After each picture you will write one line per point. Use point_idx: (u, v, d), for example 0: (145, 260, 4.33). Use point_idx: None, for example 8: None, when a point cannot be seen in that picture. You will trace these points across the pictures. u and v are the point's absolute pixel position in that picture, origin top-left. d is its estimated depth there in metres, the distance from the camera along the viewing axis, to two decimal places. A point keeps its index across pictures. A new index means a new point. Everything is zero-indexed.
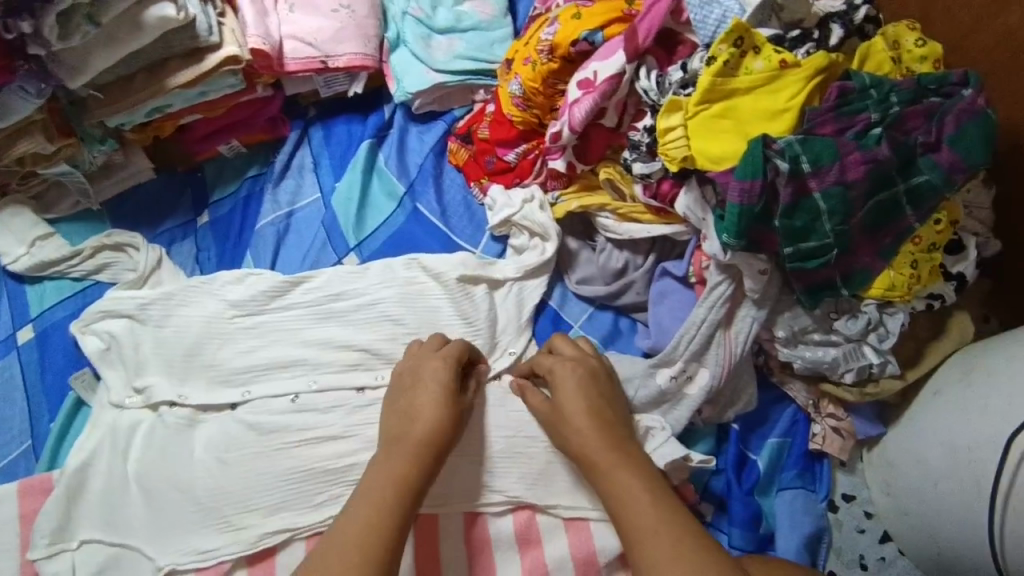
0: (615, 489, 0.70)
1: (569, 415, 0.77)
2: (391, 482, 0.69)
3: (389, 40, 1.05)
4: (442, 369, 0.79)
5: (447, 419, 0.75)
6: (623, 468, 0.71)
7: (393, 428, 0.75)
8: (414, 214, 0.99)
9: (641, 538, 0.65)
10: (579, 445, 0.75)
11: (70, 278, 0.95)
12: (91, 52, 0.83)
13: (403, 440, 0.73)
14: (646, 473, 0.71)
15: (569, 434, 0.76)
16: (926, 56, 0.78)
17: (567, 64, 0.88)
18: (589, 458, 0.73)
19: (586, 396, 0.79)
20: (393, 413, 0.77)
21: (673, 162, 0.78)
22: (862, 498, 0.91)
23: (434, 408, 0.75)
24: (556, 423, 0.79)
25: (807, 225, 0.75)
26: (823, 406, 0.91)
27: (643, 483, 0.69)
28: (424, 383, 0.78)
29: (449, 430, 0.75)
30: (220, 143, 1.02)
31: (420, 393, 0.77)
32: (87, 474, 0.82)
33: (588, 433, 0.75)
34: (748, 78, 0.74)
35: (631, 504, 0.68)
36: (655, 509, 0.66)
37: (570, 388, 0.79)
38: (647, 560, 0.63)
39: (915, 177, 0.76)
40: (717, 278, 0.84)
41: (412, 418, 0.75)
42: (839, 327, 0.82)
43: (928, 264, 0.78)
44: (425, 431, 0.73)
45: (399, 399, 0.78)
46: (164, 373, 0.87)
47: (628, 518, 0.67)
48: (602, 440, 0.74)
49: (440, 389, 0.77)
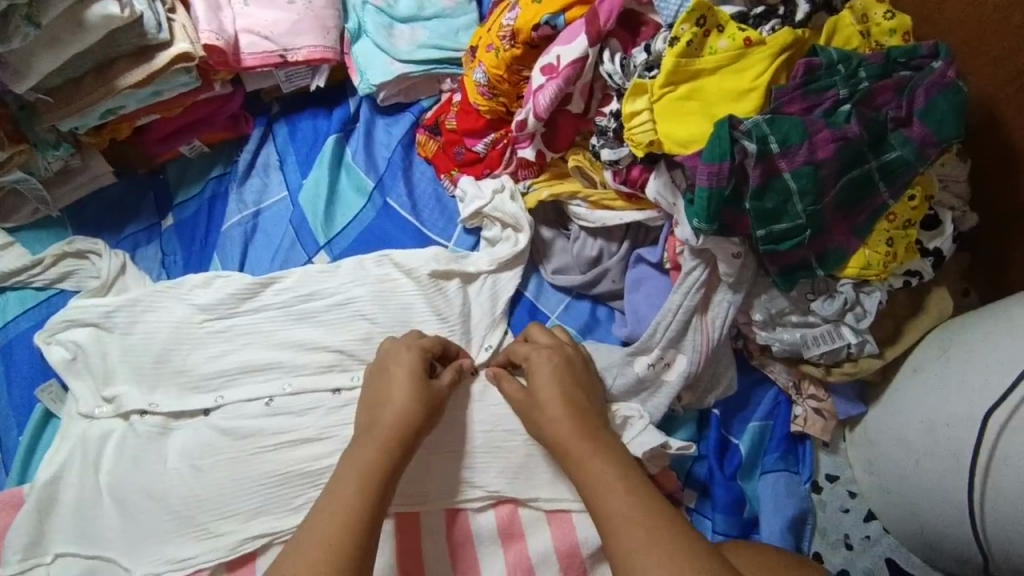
0: (589, 478, 0.69)
1: (543, 405, 0.76)
2: (363, 474, 0.67)
3: (350, 31, 1.03)
4: (408, 357, 0.78)
5: (416, 402, 0.74)
6: (597, 457, 0.70)
7: (366, 418, 0.74)
8: (385, 209, 0.97)
9: (615, 527, 0.64)
10: (554, 435, 0.74)
11: (32, 287, 0.93)
12: (35, 54, 0.81)
13: (374, 429, 0.71)
14: (621, 463, 0.70)
15: (545, 422, 0.75)
16: (894, 29, 0.77)
17: (531, 49, 0.86)
18: (564, 448, 0.72)
19: (559, 383, 0.78)
20: (364, 403, 0.76)
21: (640, 147, 0.77)
22: (845, 478, 0.91)
23: (401, 394, 0.74)
24: (531, 412, 0.78)
25: (778, 207, 0.73)
26: (804, 387, 0.90)
27: (617, 472, 0.68)
28: (394, 370, 0.77)
29: (421, 415, 0.74)
30: (181, 144, 0.99)
31: (390, 381, 0.76)
32: (58, 486, 0.79)
33: (563, 422, 0.74)
34: (713, 58, 0.72)
35: (605, 493, 0.66)
36: (629, 497, 0.65)
37: (545, 375, 0.79)
38: (622, 550, 0.62)
39: (887, 154, 0.74)
40: (692, 264, 0.83)
41: (382, 406, 0.74)
42: (816, 308, 0.81)
43: (903, 240, 0.77)
44: (393, 416, 0.72)
45: (371, 389, 0.77)
46: (133, 381, 0.84)
47: (602, 507, 0.66)
48: (576, 430, 0.73)
49: (409, 376, 0.76)
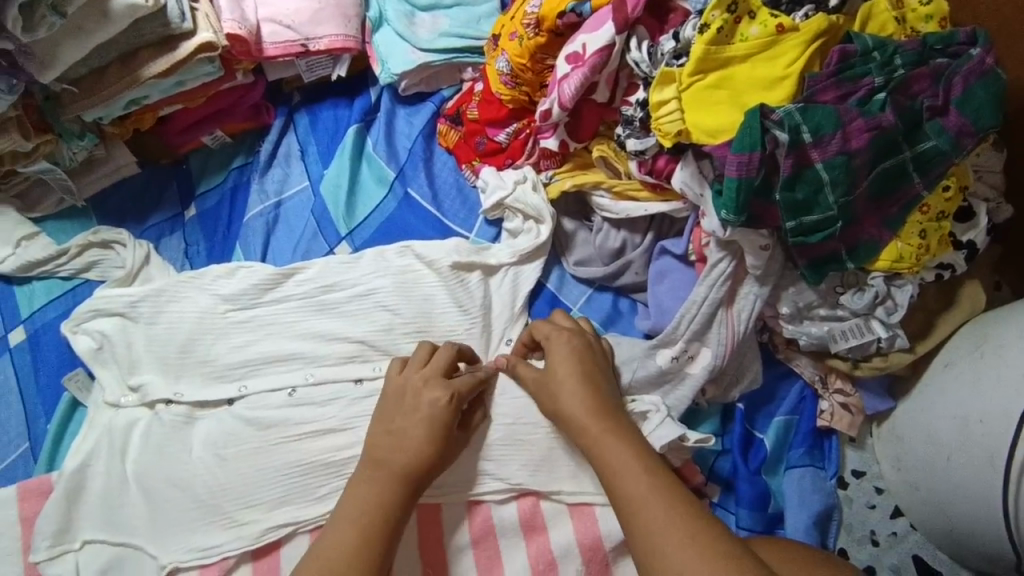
0: (606, 460, 0.71)
1: (560, 385, 0.77)
2: (375, 508, 0.69)
3: (372, 19, 1.02)
4: (443, 404, 0.76)
5: (436, 452, 0.74)
6: (613, 437, 0.72)
7: (378, 451, 0.74)
8: (406, 199, 0.97)
9: (634, 504, 0.67)
10: (570, 415, 0.75)
11: (58, 277, 0.93)
12: (60, 44, 0.81)
13: (385, 467, 0.72)
14: (634, 442, 0.72)
15: (560, 400, 0.77)
16: (931, 15, 0.75)
17: (555, 37, 0.85)
18: (578, 426, 0.74)
19: (579, 369, 0.78)
20: (380, 433, 0.75)
21: (668, 137, 0.75)
22: (872, 474, 0.89)
23: (422, 442, 0.74)
24: (546, 388, 0.79)
25: (809, 197, 0.71)
26: (831, 381, 0.88)
27: (632, 452, 0.71)
28: (422, 415, 0.75)
29: (434, 466, 0.74)
30: (204, 134, 1.00)
31: (414, 421, 0.75)
32: (85, 475, 0.80)
33: (579, 403, 0.75)
34: (744, 45, 0.71)
35: (621, 471, 0.69)
36: (646, 476, 0.68)
37: (565, 370, 0.78)
38: (645, 526, 0.65)
39: (921, 143, 0.72)
40: (718, 256, 0.82)
41: (400, 446, 0.74)
42: (846, 302, 0.79)
43: (936, 233, 0.75)
44: (408, 462, 0.72)
45: (392, 420, 0.76)
46: (159, 371, 0.85)
47: (619, 486, 0.69)
48: (590, 409, 0.75)
49: (435, 422, 0.75)
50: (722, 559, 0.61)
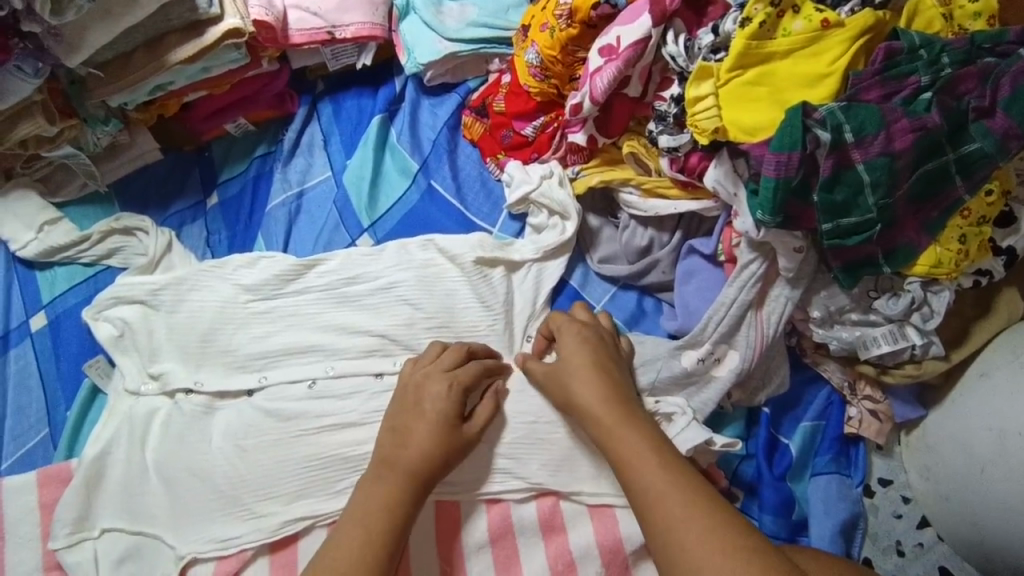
0: (621, 452, 0.70)
1: (572, 374, 0.77)
2: (382, 506, 0.69)
3: (398, 8, 1.00)
4: (443, 398, 0.76)
5: (438, 445, 0.74)
6: (628, 427, 0.71)
7: (385, 449, 0.74)
8: (429, 192, 0.95)
9: (652, 499, 0.65)
10: (583, 405, 0.74)
11: (80, 263, 0.93)
12: (87, 28, 0.79)
13: (395, 468, 0.72)
14: (651, 434, 0.71)
15: (572, 391, 0.76)
16: (980, 12, 0.71)
17: (588, 29, 0.83)
18: (592, 417, 0.73)
19: (591, 359, 0.77)
20: (385, 430, 0.76)
21: (703, 134, 0.73)
22: (899, 483, 0.87)
23: (423, 437, 0.74)
24: (556, 378, 0.78)
25: (849, 199, 0.69)
26: (860, 388, 0.86)
27: (648, 444, 0.70)
28: (426, 409, 0.75)
29: (441, 461, 0.74)
30: (228, 121, 0.99)
31: (419, 415, 0.75)
32: (105, 462, 0.80)
33: (591, 393, 0.74)
34: (787, 40, 0.68)
35: (638, 464, 0.68)
36: (664, 468, 0.67)
37: (575, 360, 0.77)
38: (663, 521, 0.64)
39: (965, 145, 0.70)
40: (749, 257, 0.80)
41: (405, 442, 0.74)
42: (880, 307, 0.77)
43: (976, 238, 0.73)
44: (413, 461, 0.72)
45: (396, 417, 0.76)
46: (179, 359, 0.84)
47: (635, 481, 0.67)
48: (603, 399, 0.74)
49: (437, 416, 0.75)
50: (745, 555, 0.60)
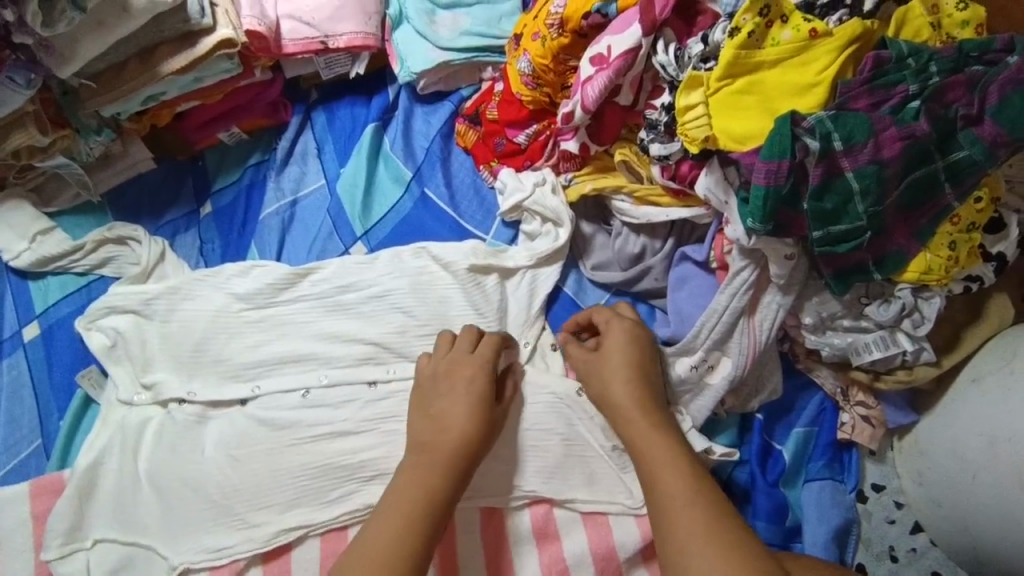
0: (648, 454, 0.73)
1: (610, 373, 0.80)
2: (422, 495, 0.70)
3: (391, 17, 1.00)
4: (478, 377, 0.78)
5: (480, 426, 0.76)
6: (658, 433, 0.74)
7: (424, 437, 0.75)
8: (423, 200, 0.96)
9: (669, 501, 0.68)
10: (617, 405, 0.78)
11: (73, 272, 0.92)
12: (79, 39, 0.80)
13: (435, 452, 0.73)
14: (678, 441, 0.74)
15: (609, 388, 0.79)
16: (968, 21, 0.72)
17: (579, 39, 0.83)
18: (625, 415, 0.77)
19: (632, 359, 0.80)
20: (421, 418, 0.77)
21: (694, 143, 0.73)
22: (892, 488, 0.87)
23: (464, 418, 0.76)
24: (596, 373, 0.81)
25: (838, 207, 0.69)
26: (852, 394, 0.87)
27: (673, 449, 0.73)
28: (460, 392, 0.77)
29: (481, 437, 0.75)
30: (221, 131, 0.99)
31: (453, 400, 0.77)
32: (98, 472, 0.80)
33: (629, 393, 0.78)
34: (775, 50, 0.68)
35: (661, 466, 0.71)
36: (688, 474, 0.70)
37: (617, 359, 0.80)
38: (675, 527, 0.66)
39: (953, 153, 0.70)
40: (741, 264, 0.79)
41: (445, 427, 0.75)
42: (871, 313, 0.78)
43: (966, 244, 0.74)
44: (455, 442, 0.74)
45: (431, 404, 0.78)
46: (173, 369, 0.84)
47: (657, 482, 0.70)
48: (639, 402, 0.77)
49: (473, 398, 0.77)
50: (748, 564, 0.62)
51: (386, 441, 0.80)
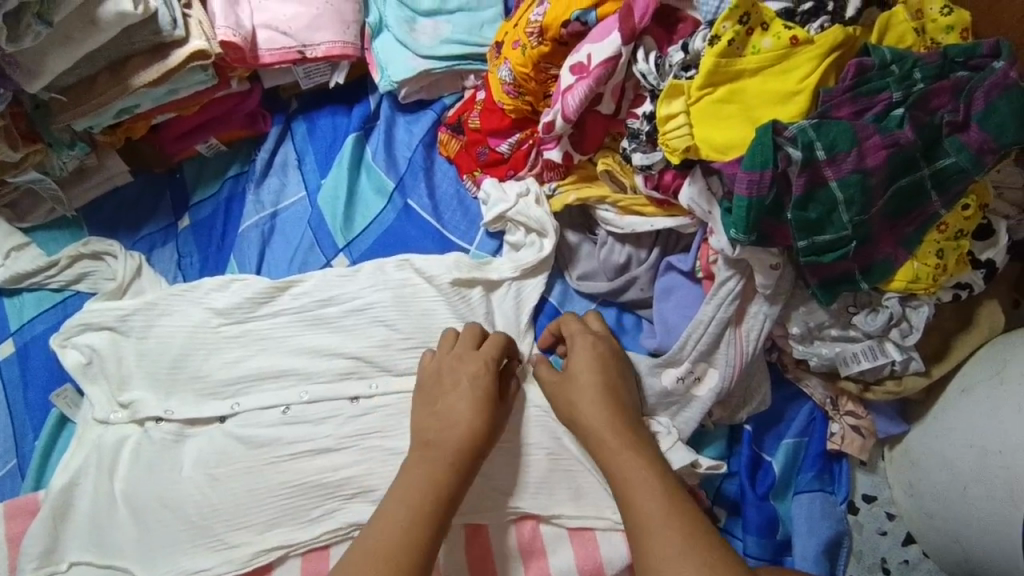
0: (621, 474, 0.71)
1: (580, 391, 0.78)
2: (428, 489, 0.69)
3: (371, 25, 0.99)
4: (484, 374, 0.78)
5: (486, 422, 0.75)
6: (631, 451, 0.72)
7: (430, 433, 0.74)
8: (405, 211, 0.94)
9: (643, 521, 0.67)
10: (588, 424, 0.76)
11: (48, 288, 0.91)
12: (47, 53, 0.78)
13: (440, 448, 0.73)
14: (653, 458, 0.72)
15: (579, 407, 0.77)
16: (952, 26, 0.70)
17: (559, 47, 0.82)
18: (595, 435, 0.75)
19: (603, 375, 0.79)
20: (425, 415, 0.77)
21: (675, 153, 0.72)
22: (884, 499, 0.86)
23: (470, 414, 0.75)
24: (566, 391, 0.79)
25: (822, 217, 0.68)
26: (842, 403, 0.85)
27: (647, 466, 0.71)
28: (465, 389, 0.77)
29: (486, 433, 0.75)
30: (199, 142, 0.97)
31: (458, 397, 0.76)
32: (74, 493, 0.78)
33: (597, 411, 0.76)
34: (756, 58, 0.67)
35: (634, 485, 0.69)
36: (662, 492, 0.68)
37: (585, 377, 0.78)
38: (649, 546, 0.65)
39: (940, 160, 0.69)
40: (726, 274, 0.78)
41: (451, 423, 0.75)
42: (858, 323, 0.76)
43: (954, 252, 0.72)
44: (462, 438, 0.73)
45: (436, 402, 0.77)
46: (150, 387, 0.83)
47: (631, 501, 0.69)
48: (610, 420, 0.75)
49: (480, 393, 0.77)
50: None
51: (366, 458, 0.78)
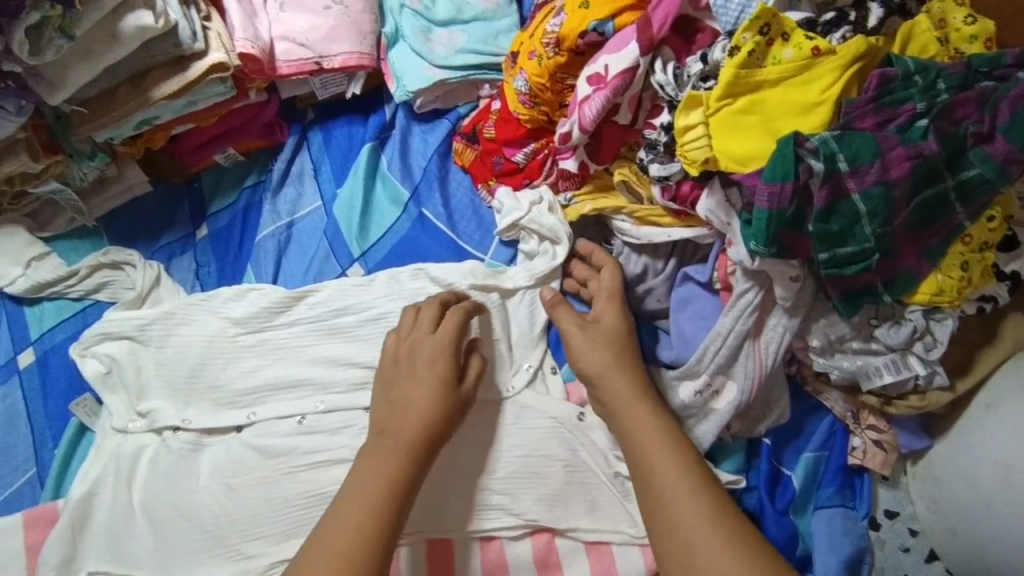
0: (646, 445, 0.73)
1: (602, 358, 0.79)
2: (386, 478, 0.70)
3: (387, 35, 0.99)
4: (439, 359, 0.78)
5: (440, 408, 0.75)
6: (654, 421, 0.74)
7: (386, 420, 0.75)
8: (420, 220, 0.94)
9: (667, 491, 0.70)
10: (613, 392, 0.77)
11: (68, 297, 0.92)
12: (69, 66, 0.79)
13: (396, 437, 0.73)
14: (672, 429, 0.74)
15: (602, 374, 0.78)
16: (976, 35, 0.69)
17: (576, 57, 0.81)
18: (619, 404, 0.76)
19: (616, 342, 0.80)
20: (383, 402, 0.77)
21: (694, 165, 0.71)
22: (906, 515, 0.84)
23: (425, 401, 0.75)
24: (590, 355, 0.79)
25: (845, 229, 0.67)
26: (863, 417, 0.84)
27: (669, 438, 0.73)
28: (421, 376, 0.77)
29: (441, 420, 0.75)
30: (217, 152, 0.98)
31: (415, 384, 0.77)
32: (92, 502, 0.79)
33: (620, 381, 0.77)
34: (776, 68, 0.66)
35: (656, 456, 0.72)
36: (683, 463, 0.71)
37: (600, 345, 0.79)
38: (671, 515, 0.69)
39: (964, 171, 0.68)
40: (745, 285, 0.77)
41: (407, 411, 0.75)
42: (880, 336, 0.75)
43: (979, 264, 0.71)
44: (416, 427, 0.74)
45: (395, 388, 0.78)
46: (168, 396, 0.83)
47: (652, 471, 0.72)
48: (633, 390, 0.77)
49: (432, 382, 0.76)
50: (750, 553, 0.65)
51: None
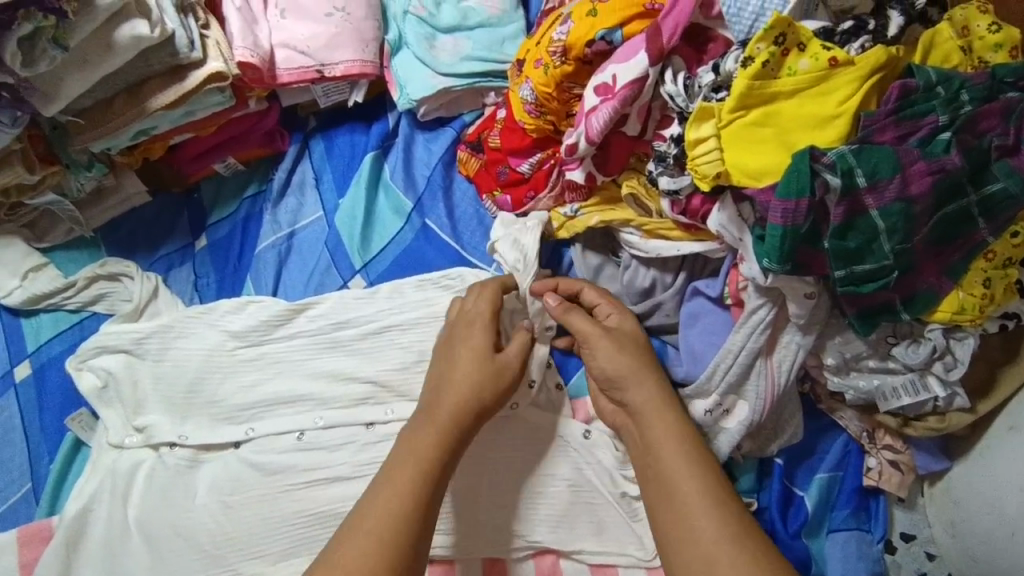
0: (666, 457, 0.69)
1: (625, 364, 0.75)
2: (419, 458, 0.67)
3: (390, 42, 0.97)
4: (477, 332, 0.75)
5: (478, 378, 0.72)
6: (676, 433, 0.71)
7: (429, 398, 0.73)
8: (423, 231, 0.92)
9: (687, 507, 0.65)
10: (637, 403, 0.73)
11: (65, 309, 0.90)
12: (63, 77, 0.77)
13: (434, 415, 0.71)
14: (694, 443, 0.70)
15: (625, 384, 0.75)
16: (1001, 43, 0.66)
17: (583, 66, 0.79)
18: (640, 416, 0.73)
19: (639, 345, 0.77)
20: (427, 383, 0.75)
21: (705, 180, 0.69)
22: (923, 538, 0.82)
23: (462, 373, 0.73)
24: (608, 367, 0.75)
25: (862, 246, 0.64)
26: (879, 437, 0.81)
27: (690, 454, 0.69)
28: (461, 350, 0.75)
29: (479, 391, 0.72)
30: (216, 161, 0.96)
31: (455, 359, 0.74)
32: (87, 519, 0.77)
33: (643, 389, 0.74)
34: (792, 80, 0.64)
35: (678, 470, 0.68)
36: (705, 476, 0.67)
37: (625, 345, 0.76)
38: (689, 533, 0.64)
39: (988, 185, 0.65)
40: (757, 302, 0.74)
41: (446, 386, 0.73)
42: (898, 355, 0.72)
43: (1002, 281, 0.68)
44: (452, 402, 0.71)
45: (437, 368, 0.75)
46: (165, 411, 0.82)
47: (672, 485, 0.67)
48: (659, 398, 0.73)
49: (472, 352, 0.74)
50: (776, 572, 0.60)
51: None
